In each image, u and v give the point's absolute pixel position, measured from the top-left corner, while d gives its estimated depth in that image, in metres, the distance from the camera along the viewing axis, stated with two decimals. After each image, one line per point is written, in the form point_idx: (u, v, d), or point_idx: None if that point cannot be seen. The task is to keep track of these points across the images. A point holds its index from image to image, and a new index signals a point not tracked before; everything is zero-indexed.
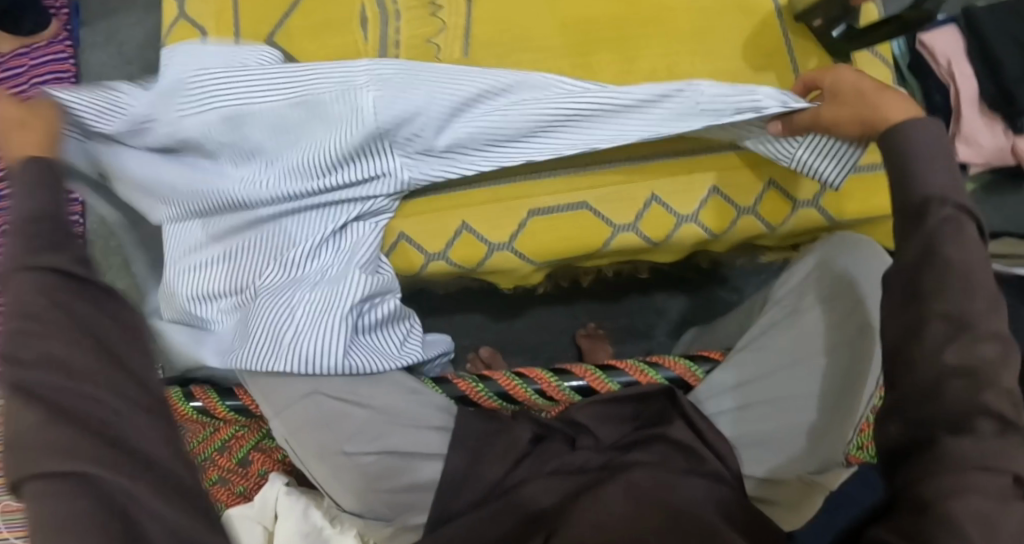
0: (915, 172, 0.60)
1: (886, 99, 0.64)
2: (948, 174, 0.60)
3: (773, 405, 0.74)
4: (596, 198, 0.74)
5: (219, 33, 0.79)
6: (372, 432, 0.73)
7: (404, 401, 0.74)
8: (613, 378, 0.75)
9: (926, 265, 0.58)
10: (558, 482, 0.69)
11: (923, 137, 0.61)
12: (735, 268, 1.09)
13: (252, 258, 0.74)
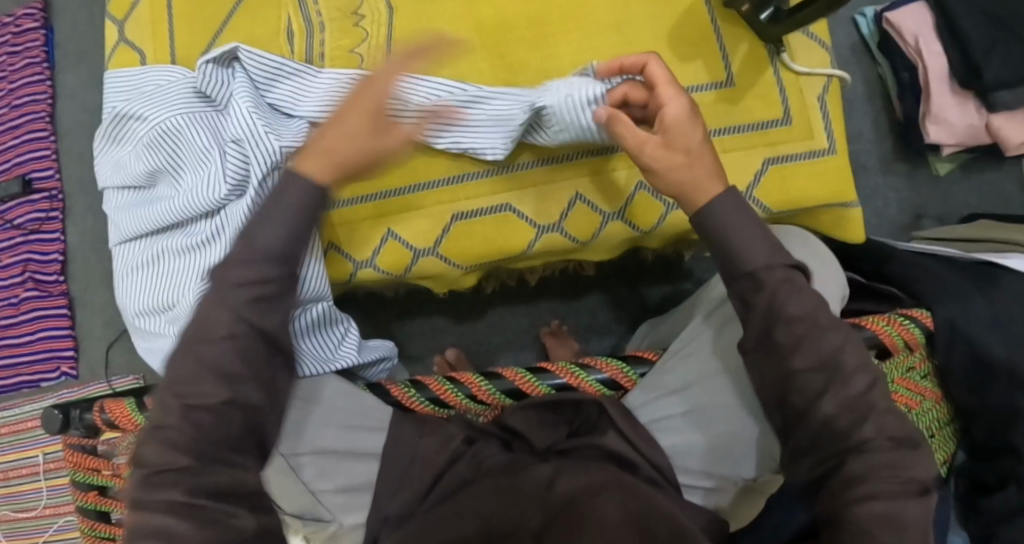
0: (734, 244, 0.64)
1: (696, 174, 0.65)
2: (759, 236, 0.63)
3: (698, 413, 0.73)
4: (517, 200, 0.74)
5: (158, 55, 0.85)
6: (306, 433, 0.72)
7: (337, 400, 0.74)
8: (542, 381, 0.76)
9: (774, 324, 0.62)
10: (508, 490, 0.66)
11: (726, 212, 0.64)
12: (701, 259, 1.08)
13: (178, 250, 0.77)
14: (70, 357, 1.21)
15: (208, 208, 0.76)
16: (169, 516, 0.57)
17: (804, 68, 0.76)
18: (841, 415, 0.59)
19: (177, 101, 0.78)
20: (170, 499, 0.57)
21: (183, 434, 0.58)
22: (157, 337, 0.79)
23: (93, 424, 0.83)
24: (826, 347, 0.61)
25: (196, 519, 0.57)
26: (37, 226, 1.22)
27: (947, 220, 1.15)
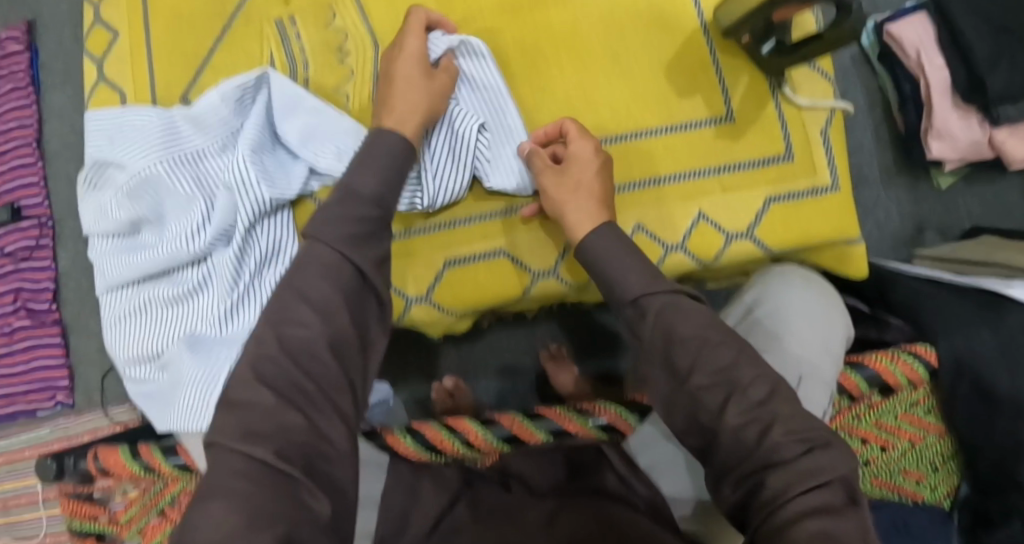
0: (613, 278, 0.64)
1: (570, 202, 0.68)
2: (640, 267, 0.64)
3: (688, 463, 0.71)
4: (511, 244, 0.73)
5: (138, 94, 0.83)
6: None
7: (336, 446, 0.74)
8: (539, 426, 0.76)
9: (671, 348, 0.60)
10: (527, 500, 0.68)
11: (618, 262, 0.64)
12: None
13: (165, 299, 0.76)
14: (66, 386, 1.20)
15: (196, 256, 0.74)
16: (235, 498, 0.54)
17: (806, 101, 0.74)
18: (747, 426, 0.56)
19: (156, 144, 0.76)
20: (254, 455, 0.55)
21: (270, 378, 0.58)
22: (147, 385, 0.78)
23: (87, 471, 0.82)
24: (720, 363, 0.59)
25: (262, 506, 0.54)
26: (27, 254, 1.20)
27: (948, 232, 1.14)
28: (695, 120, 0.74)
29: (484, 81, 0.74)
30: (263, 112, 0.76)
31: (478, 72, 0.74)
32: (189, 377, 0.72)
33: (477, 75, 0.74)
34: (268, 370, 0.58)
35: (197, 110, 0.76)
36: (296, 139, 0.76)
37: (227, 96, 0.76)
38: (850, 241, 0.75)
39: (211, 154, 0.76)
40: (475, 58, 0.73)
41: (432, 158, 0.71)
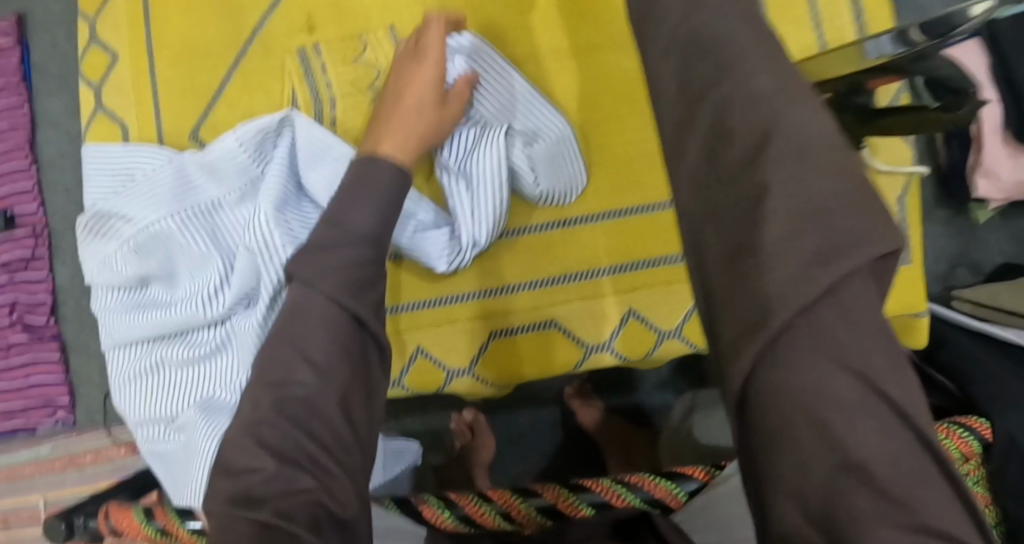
0: None
1: None
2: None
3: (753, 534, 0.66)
4: (563, 316, 0.69)
5: (143, 131, 0.78)
6: None
7: None
8: (583, 500, 0.71)
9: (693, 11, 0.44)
10: None
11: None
12: None
13: (178, 363, 0.71)
14: (66, 404, 1.15)
15: (214, 319, 0.69)
16: None
17: (884, 166, 0.69)
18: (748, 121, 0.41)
19: (166, 195, 0.70)
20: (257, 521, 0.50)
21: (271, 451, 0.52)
22: (159, 447, 0.74)
23: (97, 531, 0.78)
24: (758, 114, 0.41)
25: None
26: (23, 266, 1.14)
27: (981, 269, 1.11)
28: None
29: (513, 83, 0.68)
30: (285, 160, 0.71)
31: (499, 74, 0.68)
32: (207, 453, 0.67)
33: (505, 79, 0.68)
34: (269, 433, 0.52)
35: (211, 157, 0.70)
36: (322, 190, 0.70)
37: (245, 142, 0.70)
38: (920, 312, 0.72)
39: (227, 207, 0.70)
40: (493, 58, 0.68)
41: (471, 186, 0.66)
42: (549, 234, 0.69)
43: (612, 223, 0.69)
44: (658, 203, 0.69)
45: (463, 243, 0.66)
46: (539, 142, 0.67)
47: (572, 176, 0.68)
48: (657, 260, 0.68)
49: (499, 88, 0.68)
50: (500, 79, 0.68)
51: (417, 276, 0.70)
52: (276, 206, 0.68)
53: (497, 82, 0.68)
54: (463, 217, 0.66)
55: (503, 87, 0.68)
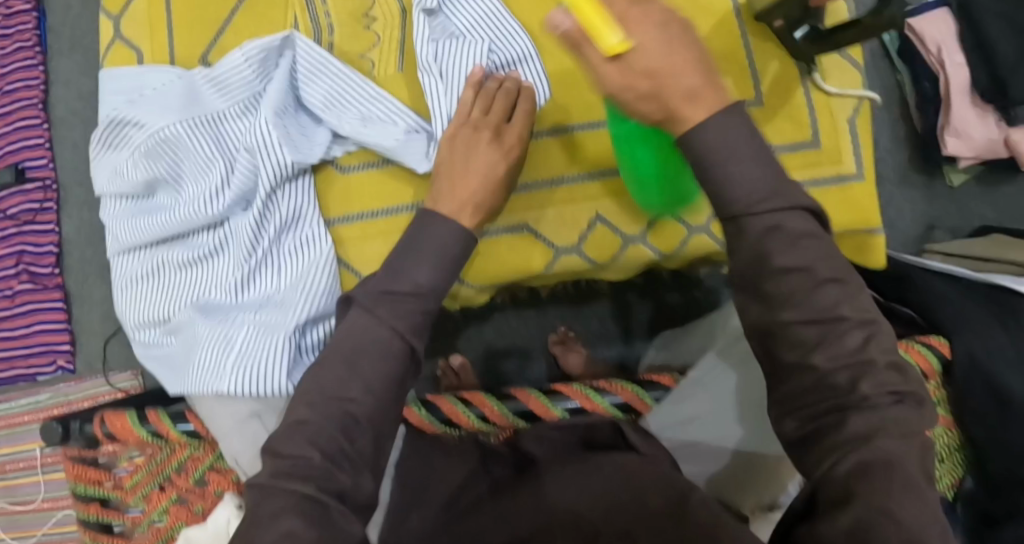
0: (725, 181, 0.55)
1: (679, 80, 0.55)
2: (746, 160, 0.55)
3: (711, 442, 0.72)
4: (534, 219, 0.73)
5: (156, 52, 0.81)
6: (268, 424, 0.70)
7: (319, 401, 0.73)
8: (556, 403, 0.75)
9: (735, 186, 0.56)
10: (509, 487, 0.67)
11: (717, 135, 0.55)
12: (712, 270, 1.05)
13: (178, 264, 0.75)
14: (68, 350, 1.18)
15: (213, 220, 0.73)
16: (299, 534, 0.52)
17: (835, 88, 0.73)
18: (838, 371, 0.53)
19: (174, 104, 0.75)
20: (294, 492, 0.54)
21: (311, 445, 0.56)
22: (158, 349, 0.77)
23: (93, 435, 0.82)
24: (822, 302, 0.54)
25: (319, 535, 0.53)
26: (30, 217, 1.19)
27: (960, 233, 1.13)
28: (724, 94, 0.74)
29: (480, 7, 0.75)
30: (286, 74, 0.75)
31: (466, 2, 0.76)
32: (202, 346, 0.71)
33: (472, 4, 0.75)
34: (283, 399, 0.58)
35: (217, 69, 0.75)
36: (319, 102, 0.74)
37: (249, 57, 0.75)
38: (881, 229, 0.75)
39: (231, 117, 0.74)
40: None
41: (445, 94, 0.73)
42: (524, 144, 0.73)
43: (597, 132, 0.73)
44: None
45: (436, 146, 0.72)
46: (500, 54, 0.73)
47: (540, 96, 0.72)
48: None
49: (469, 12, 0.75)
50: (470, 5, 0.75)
51: (401, 182, 0.74)
52: (275, 113, 0.72)
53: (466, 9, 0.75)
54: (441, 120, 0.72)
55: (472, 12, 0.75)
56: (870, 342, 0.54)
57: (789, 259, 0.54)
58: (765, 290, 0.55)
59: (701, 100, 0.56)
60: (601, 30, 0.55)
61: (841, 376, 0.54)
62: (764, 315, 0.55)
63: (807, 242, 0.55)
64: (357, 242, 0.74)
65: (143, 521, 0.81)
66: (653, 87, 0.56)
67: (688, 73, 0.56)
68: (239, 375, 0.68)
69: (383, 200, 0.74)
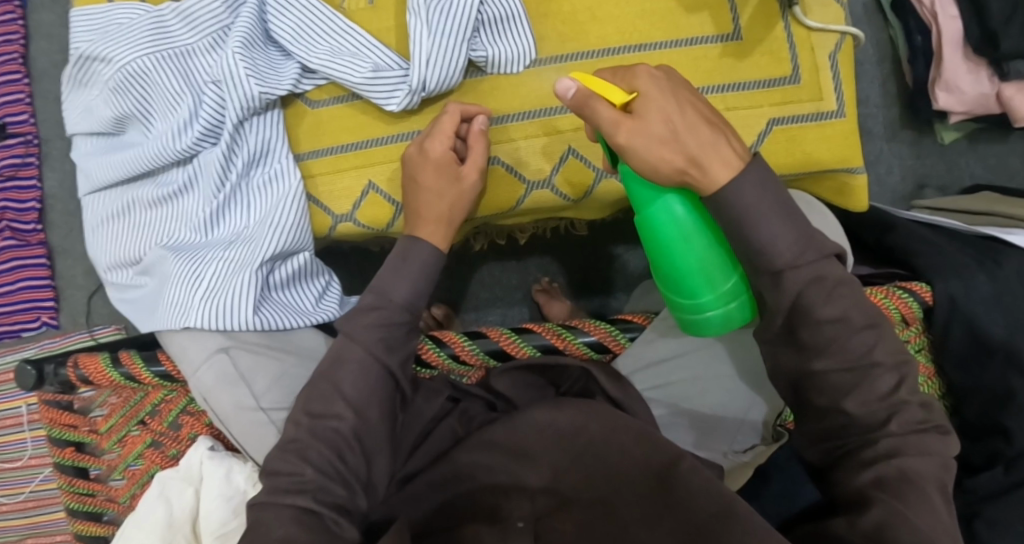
0: (751, 234, 0.57)
1: (701, 138, 0.58)
2: (781, 226, 0.57)
3: (683, 386, 0.72)
4: (506, 154, 0.71)
5: None
6: (256, 370, 0.68)
7: (303, 338, 0.72)
8: (527, 342, 0.72)
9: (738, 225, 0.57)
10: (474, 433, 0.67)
11: (744, 197, 0.57)
12: None
13: (148, 202, 0.74)
14: (51, 307, 1.19)
15: (182, 155, 0.72)
16: (293, 528, 0.57)
17: (816, 23, 0.72)
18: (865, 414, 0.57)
19: (143, 38, 0.74)
20: (292, 504, 0.58)
21: (321, 454, 0.60)
22: (129, 289, 0.76)
23: (68, 379, 0.80)
24: (855, 350, 0.58)
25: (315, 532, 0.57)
26: (12, 172, 1.18)
27: (948, 190, 1.13)
28: (701, 23, 0.72)
29: None
30: (254, 5, 0.74)
31: None
32: (171, 283, 0.70)
33: None
34: (315, 404, 0.62)
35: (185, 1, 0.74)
36: (287, 34, 0.73)
37: None
38: (862, 170, 0.75)
39: (200, 51, 0.74)
40: None
41: (428, 44, 0.69)
42: (495, 77, 0.71)
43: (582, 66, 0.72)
44: (636, 46, 0.72)
45: (411, 88, 0.69)
46: (500, 17, 0.71)
47: (517, 50, 0.71)
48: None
49: None
50: None
51: (370, 116, 0.73)
52: (244, 45, 0.71)
53: None
54: (420, 60, 0.69)
55: None
56: (900, 383, 0.58)
57: (830, 310, 0.57)
58: (806, 341, 0.58)
59: (722, 159, 0.57)
60: (608, 91, 0.58)
61: (875, 413, 0.57)
62: (797, 363, 0.58)
63: (841, 292, 0.58)
64: (325, 178, 0.73)
65: (119, 464, 0.81)
66: (674, 141, 0.57)
67: (698, 132, 0.58)
68: (208, 310, 0.68)
69: (351, 135, 0.73)
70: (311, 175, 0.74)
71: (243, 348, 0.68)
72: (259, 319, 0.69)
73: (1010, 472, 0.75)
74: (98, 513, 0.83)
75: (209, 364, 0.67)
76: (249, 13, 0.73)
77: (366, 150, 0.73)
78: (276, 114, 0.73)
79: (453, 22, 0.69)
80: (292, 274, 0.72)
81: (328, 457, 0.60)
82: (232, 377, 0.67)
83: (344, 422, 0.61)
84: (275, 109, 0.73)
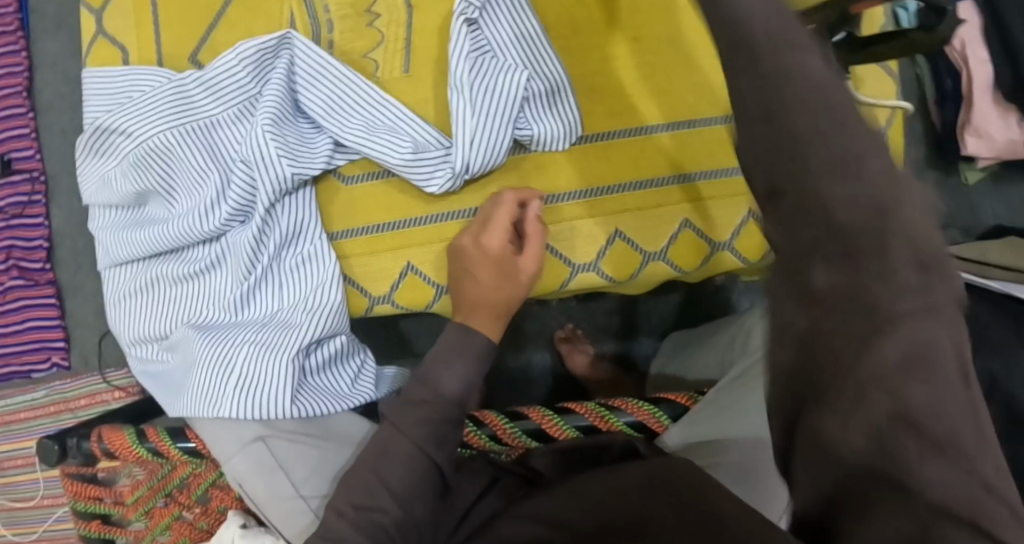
0: None
1: None
2: None
3: None
4: (552, 237, 0.70)
5: (144, 51, 0.77)
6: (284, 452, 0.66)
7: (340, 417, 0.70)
8: (569, 423, 0.72)
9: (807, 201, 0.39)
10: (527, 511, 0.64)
11: None
12: None
13: (172, 279, 0.72)
14: (62, 347, 1.16)
15: (209, 235, 0.70)
16: None
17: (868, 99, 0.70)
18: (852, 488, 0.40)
19: (165, 110, 0.71)
20: None
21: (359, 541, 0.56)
22: (151, 367, 0.74)
23: (91, 453, 0.78)
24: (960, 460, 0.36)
25: None
26: (19, 210, 1.15)
27: (972, 232, 1.12)
28: None
29: (520, 26, 0.69)
30: (283, 77, 0.72)
31: (513, 19, 0.69)
32: (201, 369, 0.68)
33: (514, 23, 0.69)
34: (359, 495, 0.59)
35: (209, 72, 0.71)
36: (319, 109, 0.71)
37: (246, 59, 0.71)
38: None
39: (224, 123, 0.72)
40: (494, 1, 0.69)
41: (474, 127, 0.66)
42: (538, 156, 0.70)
43: (632, 141, 0.70)
44: (684, 122, 0.70)
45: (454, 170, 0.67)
46: (546, 94, 0.69)
47: (560, 127, 0.68)
48: (710, 173, 0.69)
49: (506, 28, 0.69)
50: (505, 23, 0.69)
51: (406, 195, 0.71)
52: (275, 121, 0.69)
53: (506, 31, 0.69)
54: (463, 139, 0.67)
55: (505, 26, 0.69)
56: None
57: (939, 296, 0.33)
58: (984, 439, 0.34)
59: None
60: None
61: None
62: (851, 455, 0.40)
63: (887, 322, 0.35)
64: (363, 258, 0.71)
65: (147, 535, 0.80)
66: None
67: None
68: (244, 399, 0.66)
69: (389, 214, 0.71)
70: (347, 255, 0.72)
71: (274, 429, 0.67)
72: (297, 409, 0.67)
73: None
74: None
75: (238, 447, 0.66)
76: (279, 86, 0.71)
77: (404, 230, 0.71)
78: (308, 192, 0.71)
79: (497, 103, 0.67)
80: (328, 357, 0.71)
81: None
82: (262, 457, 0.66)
83: (389, 515, 0.58)
84: (307, 186, 0.71)
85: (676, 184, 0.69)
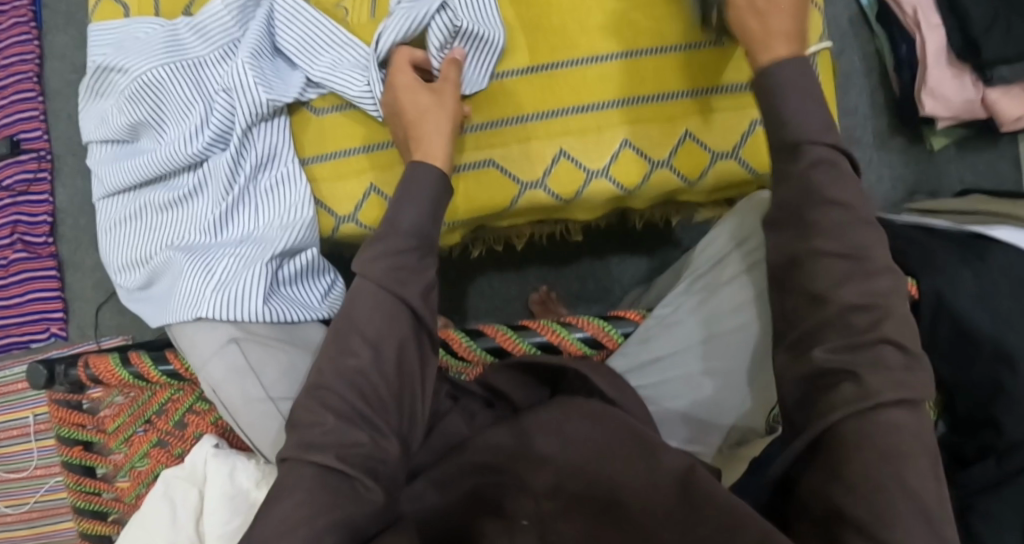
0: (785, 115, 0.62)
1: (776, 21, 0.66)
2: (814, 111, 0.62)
3: (690, 378, 0.72)
4: (501, 156, 0.75)
5: (142, 4, 0.82)
6: (253, 359, 0.70)
7: (308, 327, 0.74)
8: (525, 338, 0.75)
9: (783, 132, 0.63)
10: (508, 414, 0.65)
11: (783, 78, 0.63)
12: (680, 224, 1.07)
13: (159, 205, 0.77)
14: (59, 319, 1.21)
15: (192, 160, 0.75)
16: (311, 489, 0.56)
17: None
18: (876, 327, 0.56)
19: (157, 49, 0.77)
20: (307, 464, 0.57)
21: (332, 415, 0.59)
22: (138, 290, 0.79)
23: (77, 379, 0.83)
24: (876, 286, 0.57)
25: (325, 493, 0.55)
26: (25, 188, 1.21)
27: (939, 196, 1.15)
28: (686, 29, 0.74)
29: None
30: (263, 19, 0.77)
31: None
32: (181, 281, 0.72)
33: None
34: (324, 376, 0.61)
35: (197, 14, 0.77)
36: (293, 47, 0.76)
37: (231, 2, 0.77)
38: None
39: (211, 63, 0.76)
40: None
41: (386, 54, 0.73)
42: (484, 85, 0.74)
43: (574, 71, 0.74)
44: (623, 54, 0.74)
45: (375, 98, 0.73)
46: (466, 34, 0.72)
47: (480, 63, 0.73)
48: (649, 99, 0.74)
49: None
50: None
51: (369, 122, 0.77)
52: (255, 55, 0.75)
53: None
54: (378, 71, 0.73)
55: None
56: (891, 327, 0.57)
57: (837, 192, 0.59)
58: (810, 220, 0.60)
59: (784, 36, 0.65)
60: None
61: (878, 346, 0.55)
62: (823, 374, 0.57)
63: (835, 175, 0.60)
64: (329, 182, 0.77)
65: (126, 464, 0.83)
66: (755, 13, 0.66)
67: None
68: (219, 302, 0.70)
69: (353, 140, 0.77)
70: (312, 181, 0.77)
71: (242, 334, 0.71)
72: (269, 314, 0.71)
73: (1001, 464, 0.75)
74: (104, 512, 0.84)
75: (214, 350, 0.71)
76: (259, 26, 0.77)
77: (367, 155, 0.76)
78: (284, 121, 0.77)
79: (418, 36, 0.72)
80: (300, 271, 0.75)
81: (349, 401, 0.59)
82: (233, 358, 0.70)
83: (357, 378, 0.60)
84: (283, 116, 0.76)
85: (615, 109, 0.74)
